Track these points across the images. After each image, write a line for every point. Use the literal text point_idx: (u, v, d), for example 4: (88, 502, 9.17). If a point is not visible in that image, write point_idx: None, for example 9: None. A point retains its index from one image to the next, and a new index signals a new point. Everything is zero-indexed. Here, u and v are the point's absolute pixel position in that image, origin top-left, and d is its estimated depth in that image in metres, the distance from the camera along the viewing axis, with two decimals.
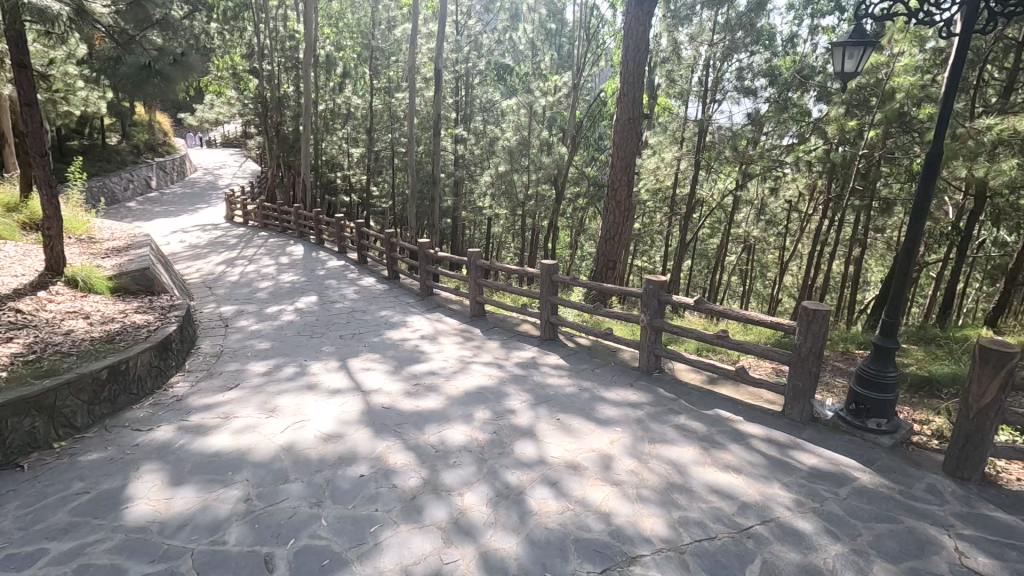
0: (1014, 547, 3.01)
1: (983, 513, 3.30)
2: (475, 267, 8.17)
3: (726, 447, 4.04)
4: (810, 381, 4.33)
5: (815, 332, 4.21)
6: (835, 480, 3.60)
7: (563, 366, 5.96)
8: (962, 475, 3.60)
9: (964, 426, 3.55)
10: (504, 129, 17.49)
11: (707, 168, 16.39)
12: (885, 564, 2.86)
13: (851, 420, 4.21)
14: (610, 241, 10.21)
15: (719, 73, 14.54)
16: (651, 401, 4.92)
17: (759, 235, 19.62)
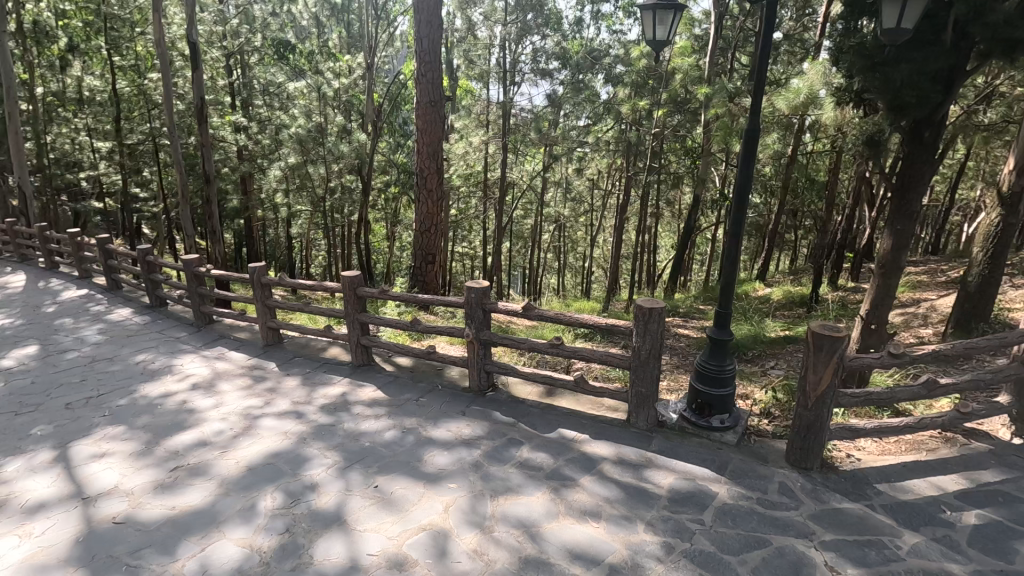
0: (871, 545, 2.92)
1: (833, 508, 3.22)
2: (258, 287, 6.57)
3: (578, 484, 3.50)
4: (653, 386, 4.03)
5: (654, 333, 3.89)
6: (694, 505, 3.25)
7: (381, 400, 4.92)
8: (806, 466, 3.57)
9: (804, 417, 3.51)
10: (291, 115, 15.27)
11: (515, 151, 16.19)
12: None
13: (695, 421, 4.02)
14: (426, 235, 9.30)
15: (516, 55, 14.23)
16: (488, 434, 4.18)
17: (569, 213, 20.32)
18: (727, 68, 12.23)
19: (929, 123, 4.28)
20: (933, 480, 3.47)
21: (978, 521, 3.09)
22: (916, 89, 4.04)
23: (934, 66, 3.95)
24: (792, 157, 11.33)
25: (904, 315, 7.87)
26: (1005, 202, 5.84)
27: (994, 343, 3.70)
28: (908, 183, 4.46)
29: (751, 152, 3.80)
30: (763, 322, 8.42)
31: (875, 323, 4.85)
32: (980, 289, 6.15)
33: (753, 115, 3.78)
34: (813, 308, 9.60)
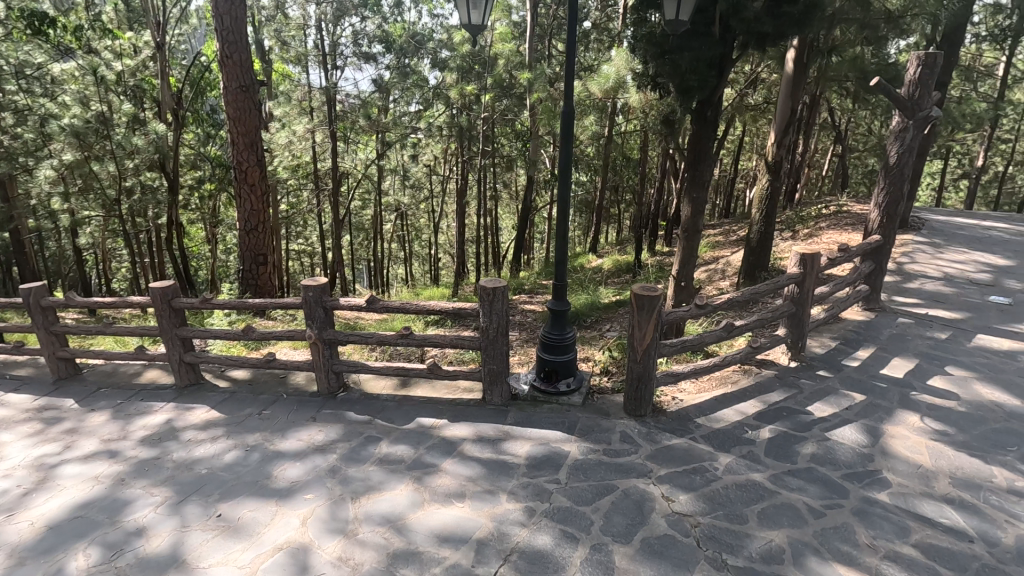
0: (696, 471, 3.38)
1: (665, 445, 3.67)
2: (38, 311, 5.45)
3: (441, 469, 3.52)
4: (503, 361, 4.18)
5: (498, 311, 4.03)
6: (550, 467, 3.47)
7: (218, 420, 4.43)
8: (640, 413, 4.00)
9: (635, 371, 3.92)
10: (61, 103, 12.71)
11: (345, 139, 15.35)
12: (621, 549, 2.77)
13: (545, 388, 4.27)
14: (253, 234, 8.47)
15: (335, 37, 13.42)
16: (343, 436, 4.00)
17: (409, 201, 19.94)
18: (545, 54, 12.92)
19: (709, 104, 4.95)
20: (738, 407, 4.11)
21: (770, 435, 3.74)
22: (697, 74, 4.62)
23: (708, 54, 4.54)
24: (609, 137, 12.37)
25: (708, 271, 9.14)
26: (770, 169, 7.04)
27: (771, 287, 4.47)
28: (698, 156, 5.14)
29: (569, 134, 4.05)
30: (598, 290, 9.16)
31: (685, 281, 5.57)
32: (759, 244, 7.37)
33: (567, 98, 4.00)
34: (639, 273, 10.70)
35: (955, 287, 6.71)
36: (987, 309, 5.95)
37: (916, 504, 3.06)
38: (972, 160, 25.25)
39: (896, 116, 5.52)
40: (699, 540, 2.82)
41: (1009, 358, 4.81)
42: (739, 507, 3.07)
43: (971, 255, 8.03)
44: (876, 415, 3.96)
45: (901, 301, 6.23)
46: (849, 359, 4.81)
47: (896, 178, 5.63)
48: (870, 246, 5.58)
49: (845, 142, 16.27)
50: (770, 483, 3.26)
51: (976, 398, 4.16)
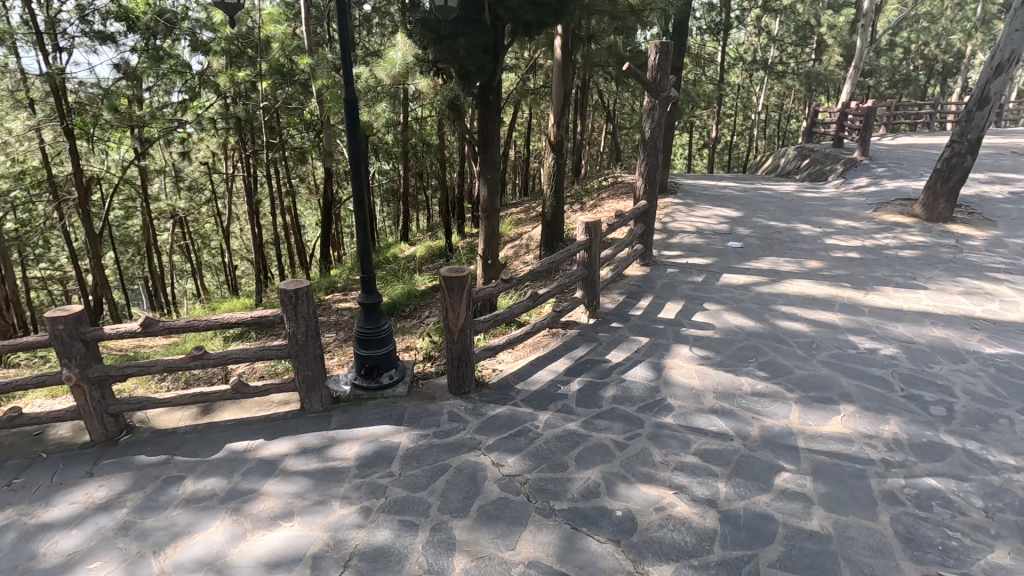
0: (520, 433, 3.63)
1: (490, 416, 3.86)
2: None
3: (261, 493, 3.23)
4: (319, 365, 3.97)
5: (305, 314, 3.81)
6: (381, 462, 3.41)
7: None
8: (465, 391, 4.14)
9: (454, 351, 4.03)
10: None
11: (87, 138, 12.65)
12: (461, 523, 2.87)
13: (367, 385, 4.16)
14: None
15: (53, 12, 10.95)
16: (133, 485, 3.42)
17: (186, 205, 17.42)
18: (324, 37, 12.29)
19: (490, 88, 5.18)
20: (551, 367, 4.50)
21: (579, 386, 4.17)
22: (473, 60, 4.81)
23: (483, 40, 4.75)
24: (404, 123, 12.25)
25: (513, 247, 9.71)
26: (553, 148, 7.68)
27: (565, 255, 4.93)
28: (486, 139, 5.40)
29: (354, 121, 3.90)
30: (413, 279, 9.13)
31: (491, 259, 5.89)
32: (554, 217, 8.06)
33: (346, 84, 3.82)
34: (451, 257, 10.93)
35: (705, 238, 8.14)
36: (727, 253, 7.35)
37: (693, 420, 3.70)
38: (707, 132, 30.60)
39: (645, 96, 6.42)
40: (530, 494, 3.05)
41: (745, 290, 6.03)
42: (560, 456, 3.38)
43: (713, 210, 9.80)
44: (659, 352, 4.66)
45: (668, 254, 7.36)
46: (634, 309, 5.57)
47: (652, 150, 6.58)
48: (640, 210, 6.45)
49: (614, 120, 18.44)
50: (583, 429, 3.65)
51: (726, 325, 5.15)
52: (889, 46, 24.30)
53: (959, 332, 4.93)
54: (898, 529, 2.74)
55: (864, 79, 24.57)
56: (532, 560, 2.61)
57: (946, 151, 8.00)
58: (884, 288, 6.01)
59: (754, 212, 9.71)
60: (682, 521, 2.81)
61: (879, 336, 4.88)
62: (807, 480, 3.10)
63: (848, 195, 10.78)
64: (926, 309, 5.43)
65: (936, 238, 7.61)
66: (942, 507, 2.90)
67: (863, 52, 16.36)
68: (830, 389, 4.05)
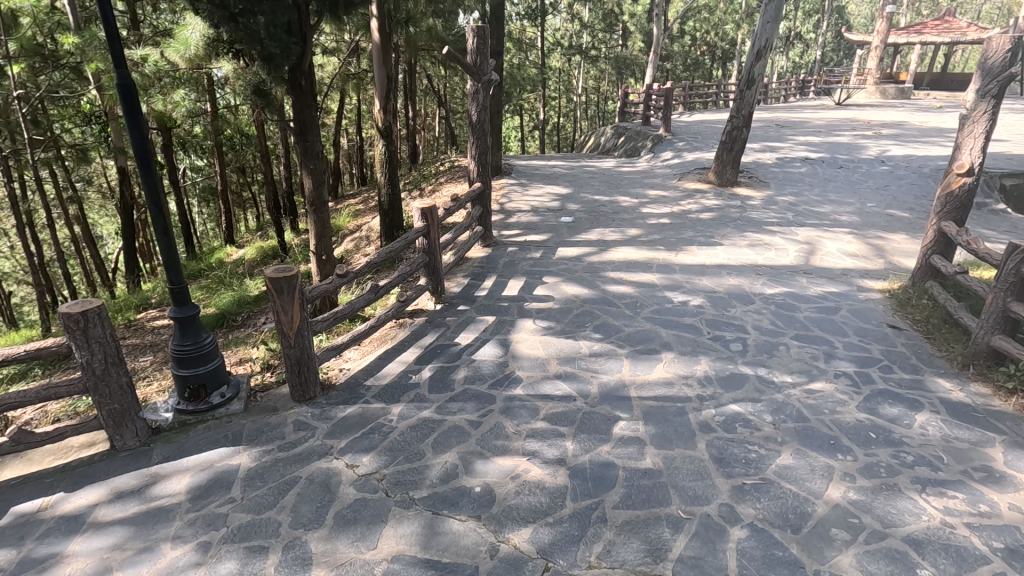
0: (373, 431, 3.52)
1: (340, 418, 3.69)
2: None
3: (65, 555, 2.74)
4: (127, 396, 3.45)
5: (100, 338, 3.26)
6: (218, 490, 3.09)
7: None
8: (310, 396, 3.91)
9: (292, 356, 3.76)
10: None
11: None
12: (316, 534, 2.72)
13: (192, 408, 3.73)
14: None
15: None
16: None
17: None
18: (96, 12, 10.47)
19: (300, 71, 4.83)
20: (400, 359, 4.42)
21: (430, 373, 4.17)
22: (275, 41, 4.40)
23: (283, 19, 4.37)
24: (213, 112, 10.99)
25: (353, 240, 9.30)
26: (382, 135, 7.46)
27: (404, 244, 4.83)
28: (304, 127, 5.04)
29: (134, 111, 3.38)
30: (242, 284, 8.29)
31: (325, 254, 5.61)
32: (391, 205, 7.86)
33: (118, 67, 3.29)
34: (285, 256, 10.19)
35: (540, 216, 8.57)
36: (561, 228, 7.82)
37: (540, 388, 3.91)
38: (535, 114, 32.07)
39: (468, 80, 6.50)
40: (387, 490, 2.99)
41: (578, 261, 6.49)
42: (416, 445, 3.35)
43: (545, 189, 10.36)
44: (504, 329, 4.83)
45: (507, 234, 7.62)
46: (479, 290, 5.68)
47: (480, 133, 6.71)
48: (475, 193, 6.55)
49: (446, 105, 18.43)
50: (437, 415, 3.66)
51: (563, 295, 5.49)
52: (680, 34, 27.41)
53: (748, 279, 5.85)
54: (712, 452, 3.20)
55: (662, 63, 27.50)
56: (395, 554, 2.57)
57: (727, 126, 9.35)
58: (690, 247, 6.88)
59: (581, 188, 10.46)
60: (536, 484, 2.98)
61: (688, 290, 5.59)
62: (639, 425, 3.47)
63: (658, 168, 12.07)
64: (722, 262, 6.33)
65: (726, 201, 8.89)
66: (743, 427, 3.44)
67: (659, 38, 18.30)
68: (653, 341, 4.56)
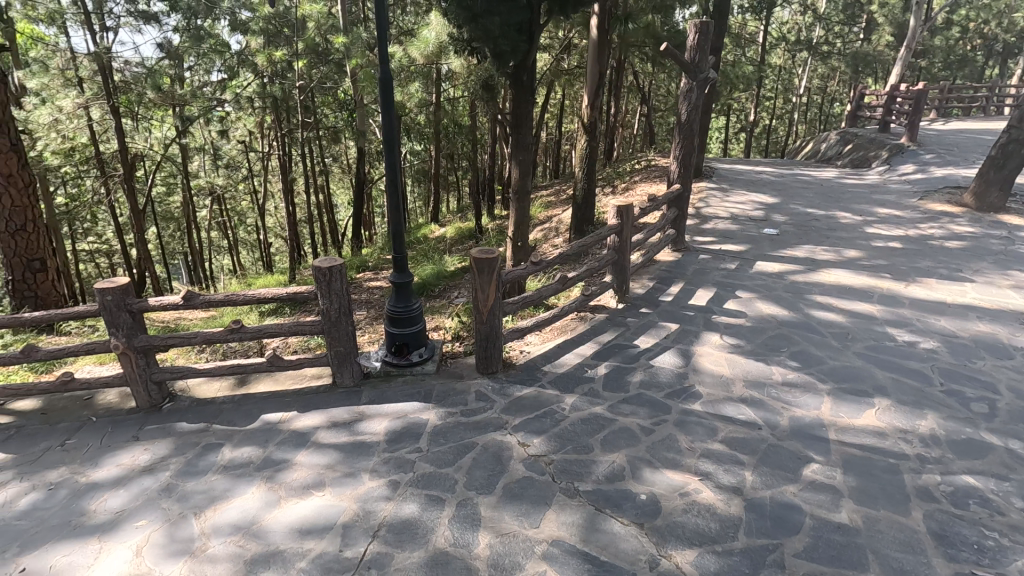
0: (545, 415, 3.65)
1: (517, 397, 3.89)
2: None
3: (295, 462, 3.35)
4: (350, 342, 4.07)
5: (339, 291, 3.89)
6: (409, 438, 3.49)
7: (2, 462, 3.66)
8: (492, 370, 4.20)
9: (482, 331, 4.08)
10: None
11: (132, 116, 12.79)
12: (486, 500, 2.92)
13: (396, 362, 4.27)
14: (21, 236, 6.88)
15: None
16: (176, 450, 3.60)
17: (225, 182, 17.65)
18: (361, 17, 12.31)
19: (524, 68, 5.15)
20: (577, 351, 4.51)
21: (606, 370, 4.18)
22: (507, 39, 4.75)
23: (517, 18, 4.69)
24: (437, 104, 12.26)
25: (543, 230, 9.69)
26: (586, 130, 7.57)
27: (596, 239, 4.87)
28: (519, 120, 5.37)
29: (388, 101, 3.93)
30: (443, 259, 9.20)
31: (521, 241, 5.92)
32: (585, 200, 7.97)
33: (382, 63, 3.84)
34: (481, 238, 11.01)
35: (739, 224, 7.96)
36: (762, 240, 7.18)
37: (721, 408, 3.67)
38: (745, 115, 29.70)
39: (682, 78, 6.26)
40: (554, 475, 3.08)
41: (779, 278, 5.90)
42: (585, 438, 3.40)
43: (749, 196, 9.58)
44: (687, 339, 4.62)
45: (700, 240, 7.24)
46: (664, 295, 5.50)
47: (687, 133, 6.43)
48: (673, 195, 6.33)
49: (649, 102, 18.03)
50: (609, 413, 3.66)
51: (758, 314, 5.04)
52: (947, 25, 22.85)
53: (1006, 328, 4.73)
54: (930, 526, 2.68)
55: (916, 60, 23.38)
56: (555, 539, 2.65)
57: (1001, 138, 7.60)
58: (927, 279, 5.79)
59: (791, 198, 9.45)
60: (706, 507, 2.81)
61: (919, 329, 4.73)
62: (837, 473, 3.05)
63: (892, 182, 10.35)
64: (970, 303, 5.22)
65: (985, 229, 7.28)
66: (979, 505, 2.82)
67: (917, 30, 15.53)
68: (865, 381, 3.95)
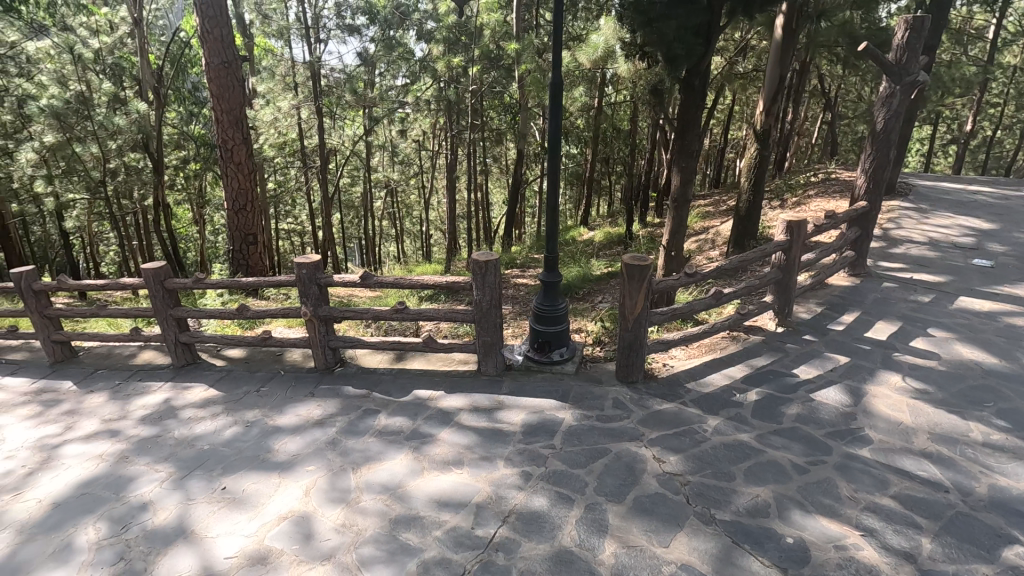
0: (685, 434, 3.50)
1: (656, 411, 3.78)
2: (32, 294, 5.17)
3: (438, 438, 3.62)
4: (497, 333, 4.28)
5: (492, 284, 4.10)
6: (544, 434, 3.57)
7: (216, 398, 4.47)
8: (632, 379, 4.12)
9: (626, 338, 4.02)
10: (36, 84, 11.32)
11: (331, 116, 14.76)
12: (615, 508, 2.89)
13: (538, 358, 4.39)
14: (242, 213, 8.30)
15: (317, 9, 12.64)
16: (341, 410, 4.09)
17: (399, 176, 19.49)
18: (534, 24, 12.79)
19: (696, 73, 4.96)
20: (726, 372, 4.24)
21: (757, 397, 3.87)
22: (682, 43, 4.60)
23: (695, 21, 4.53)
24: (598, 108, 12.27)
25: (698, 241, 9.24)
26: (758, 138, 7.04)
27: (760, 255, 4.52)
28: (685, 126, 5.18)
29: (556, 105, 4.04)
30: (590, 263, 9.22)
31: (674, 251, 5.70)
32: (748, 212, 7.43)
33: (555, 68, 3.96)
34: (630, 244, 10.83)
35: (939, 251, 6.83)
36: (969, 272, 6.08)
37: (896, 459, 3.20)
38: (957, 125, 25.35)
39: (884, 81, 5.52)
40: (689, 497, 2.94)
41: (989, 319, 4.95)
42: (727, 465, 3.19)
43: (955, 219, 8.18)
44: (860, 376, 4.09)
45: (885, 266, 6.35)
46: (835, 323, 4.93)
47: (883, 143, 5.67)
48: (857, 212, 5.64)
49: (835, 109, 16.22)
50: (756, 442, 3.39)
51: (955, 358, 4.29)
52: None
53: None
54: None
55: None
56: (685, 564, 2.53)
57: None
58: None
59: (1015, 224, 7.87)
60: (868, 567, 2.47)
61: None
62: None
63: None
64: None
65: None
66: None
67: None
68: None
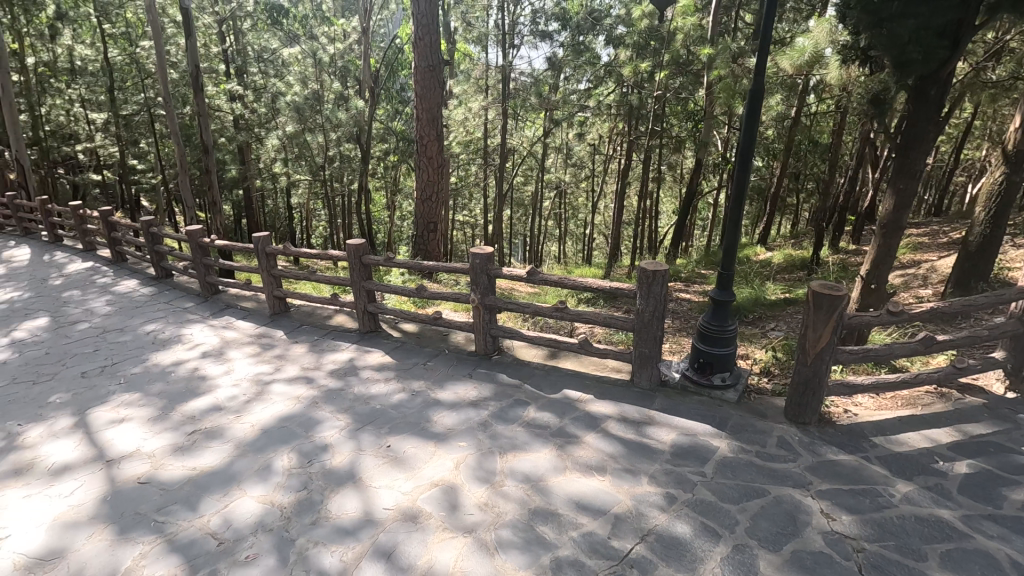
0: (864, 493, 3.05)
1: (829, 460, 3.35)
2: (264, 255, 6.26)
3: (583, 441, 3.63)
4: (655, 346, 4.15)
5: (657, 295, 3.98)
6: (695, 459, 3.38)
7: (389, 365, 5.00)
8: (803, 420, 3.70)
9: (802, 374, 3.62)
10: (286, 83, 13.62)
11: (514, 117, 15.50)
12: (768, 556, 2.63)
13: (697, 379, 4.16)
14: (428, 203, 9.13)
15: (514, 16, 13.36)
16: (495, 395, 4.31)
17: (570, 179, 19.78)
18: (731, 26, 12.05)
19: (935, 79, 4.28)
20: (926, 433, 3.59)
21: (968, 470, 3.21)
22: (920, 45, 4.00)
23: (939, 20, 3.90)
24: (796, 118, 11.13)
25: (905, 276, 7.94)
26: (1009, 160, 5.80)
27: (994, 300, 3.73)
28: (909, 142, 4.48)
29: (754, 113, 3.78)
30: (765, 286, 8.45)
31: (875, 283, 4.97)
32: (981, 248, 6.18)
33: (756, 74, 3.72)
34: (816, 270, 9.69)
35: None
36: None
37: None
38: None
39: None
40: (862, 566, 2.56)
41: None
42: (917, 541, 2.71)
43: None
44: None
45: None
46: None
47: None
48: None
49: None
50: (960, 523, 2.83)
51: None
52: None
53: None
54: None
55: None
56: None
57: None
58: None
59: None
60: None
61: None
62: None
63: None
64: None
65: None
66: None
67: None
68: None
